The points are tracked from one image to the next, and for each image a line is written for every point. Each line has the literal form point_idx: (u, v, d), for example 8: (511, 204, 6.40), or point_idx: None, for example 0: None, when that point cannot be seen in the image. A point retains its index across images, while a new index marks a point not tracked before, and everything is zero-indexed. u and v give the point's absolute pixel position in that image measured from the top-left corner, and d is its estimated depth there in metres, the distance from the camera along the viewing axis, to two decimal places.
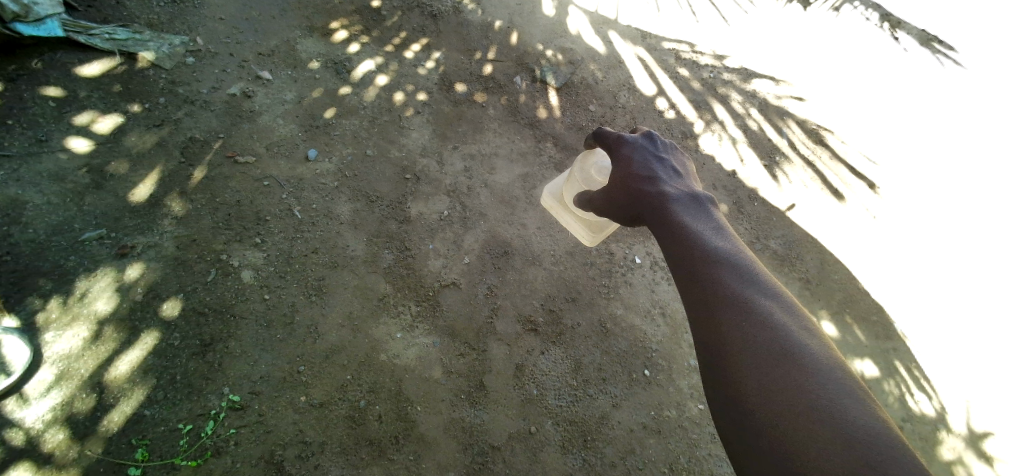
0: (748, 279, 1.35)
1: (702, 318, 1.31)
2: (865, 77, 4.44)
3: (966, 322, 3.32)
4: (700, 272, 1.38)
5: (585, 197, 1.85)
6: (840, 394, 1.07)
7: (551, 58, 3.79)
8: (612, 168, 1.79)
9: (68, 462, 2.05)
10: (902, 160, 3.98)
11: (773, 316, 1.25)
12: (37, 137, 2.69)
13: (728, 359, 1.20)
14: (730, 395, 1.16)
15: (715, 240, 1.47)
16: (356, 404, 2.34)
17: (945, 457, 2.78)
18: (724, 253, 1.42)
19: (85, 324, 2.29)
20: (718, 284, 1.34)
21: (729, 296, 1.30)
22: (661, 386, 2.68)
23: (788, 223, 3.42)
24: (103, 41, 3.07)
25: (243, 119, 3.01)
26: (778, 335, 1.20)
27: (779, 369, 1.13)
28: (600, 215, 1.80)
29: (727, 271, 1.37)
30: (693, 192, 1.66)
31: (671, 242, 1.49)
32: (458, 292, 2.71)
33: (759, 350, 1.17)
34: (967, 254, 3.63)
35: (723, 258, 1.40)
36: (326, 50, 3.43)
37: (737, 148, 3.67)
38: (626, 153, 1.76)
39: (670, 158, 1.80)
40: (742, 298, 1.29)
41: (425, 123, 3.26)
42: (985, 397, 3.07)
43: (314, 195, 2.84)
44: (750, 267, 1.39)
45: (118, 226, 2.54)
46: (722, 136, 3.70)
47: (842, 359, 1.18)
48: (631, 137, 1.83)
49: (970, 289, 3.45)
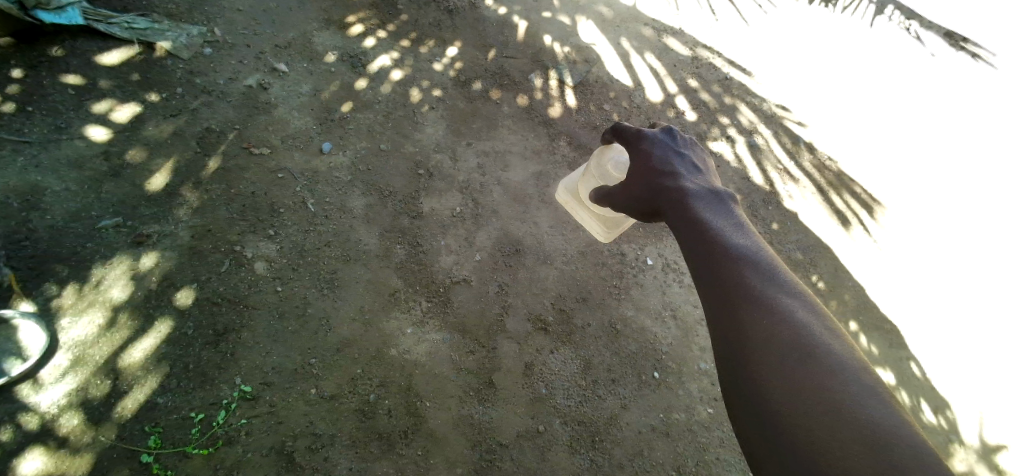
0: (769, 277, 1.34)
1: (720, 316, 1.31)
2: (884, 83, 4.39)
3: (984, 334, 3.28)
4: (721, 270, 1.38)
5: (603, 192, 1.86)
6: (862, 395, 1.06)
7: (566, 56, 3.77)
8: (631, 163, 1.79)
9: (83, 447, 2.07)
10: (921, 168, 3.94)
11: (794, 315, 1.24)
12: (56, 124, 2.72)
13: (745, 357, 1.20)
14: (747, 392, 1.16)
15: (735, 237, 1.46)
16: (366, 398, 2.36)
17: (957, 469, 2.75)
18: (744, 250, 1.42)
19: (100, 310, 2.32)
20: (737, 282, 1.34)
21: (748, 294, 1.30)
22: (671, 389, 2.68)
23: (803, 228, 3.39)
24: (123, 30, 3.08)
25: (260, 110, 3.02)
26: (799, 334, 1.19)
27: (798, 367, 1.13)
28: (618, 210, 1.81)
29: (747, 269, 1.36)
30: (713, 188, 1.65)
31: (691, 239, 1.49)
32: (469, 289, 2.71)
33: (778, 348, 1.17)
34: (986, 264, 3.58)
35: (744, 256, 1.40)
36: (343, 44, 3.43)
37: (735, 148, 3.64)
38: (645, 148, 1.76)
39: (690, 153, 1.79)
40: (761, 296, 1.29)
41: (440, 119, 3.26)
42: (997, 409, 3.04)
43: (328, 188, 2.85)
44: (771, 266, 1.38)
45: (135, 215, 2.56)
46: (725, 138, 3.67)
47: (866, 360, 1.16)
48: (650, 131, 1.82)
49: (989, 300, 3.41)
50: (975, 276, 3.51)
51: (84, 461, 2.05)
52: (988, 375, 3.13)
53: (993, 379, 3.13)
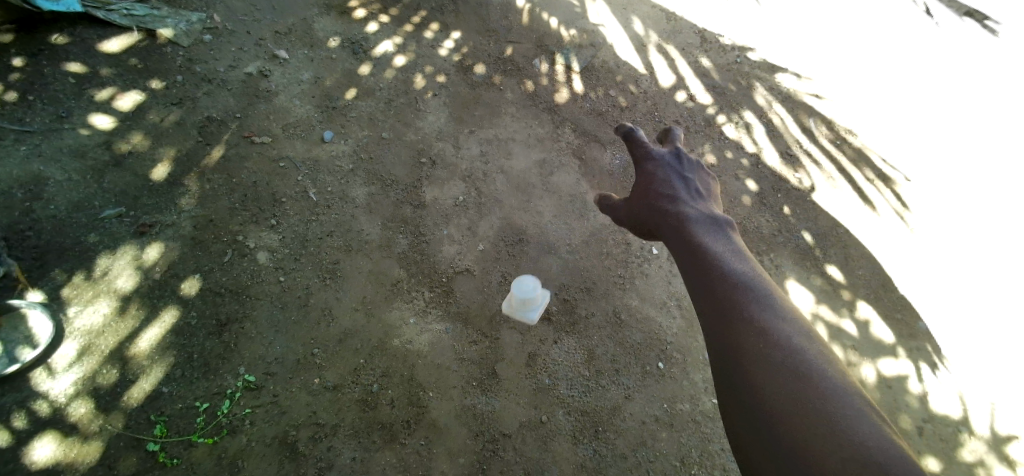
0: (764, 297, 1.32)
1: (716, 331, 1.28)
2: (900, 67, 4.28)
3: (1009, 322, 3.17)
4: (718, 286, 1.36)
5: (606, 204, 1.90)
6: (857, 416, 1.03)
7: (571, 41, 3.75)
8: (636, 181, 1.85)
9: (91, 434, 2.07)
10: (940, 154, 3.83)
11: (787, 337, 1.21)
12: (58, 113, 2.70)
13: (746, 372, 1.16)
14: (747, 405, 1.12)
15: (731, 259, 1.46)
16: (369, 388, 2.36)
17: (967, 460, 2.67)
18: (739, 271, 1.40)
19: (107, 300, 2.32)
20: (734, 299, 1.31)
21: (745, 312, 1.28)
22: (675, 379, 2.64)
23: (813, 215, 3.32)
24: (122, 17, 3.05)
25: (260, 99, 3.00)
26: (795, 354, 1.16)
27: (795, 386, 1.09)
28: (619, 223, 1.86)
29: (743, 289, 1.34)
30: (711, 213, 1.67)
31: (690, 255, 1.49)
32: (471, 280, 2.70)
33: (776, 366, 1.14)
34: (1017, 250, 3.46)
35: (739, 276, 1.38)
36: (344, 29, 3.41)
37: (753, 134, 3.60)
38: (650, 169, 1.83)
39: (693, 177, 1.81)
40: (760, 312, 1.28)
41: (442, 106, 3.23)
42: (1016, 399, 2.94)
43: (330, 178, 2.83)
44: (765, 288, 1.36)
45: (137, 205, 2.56)
46: (742, 125, 3.63)
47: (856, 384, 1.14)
48: (658, 152, 1.88)
49: (1015, 288, 3.31)
50: (1001, 263, 3.39)
51: (93, 448, 2.05)
52: (1013, 366, 3.04)
53: (1019, 369, 3.03)
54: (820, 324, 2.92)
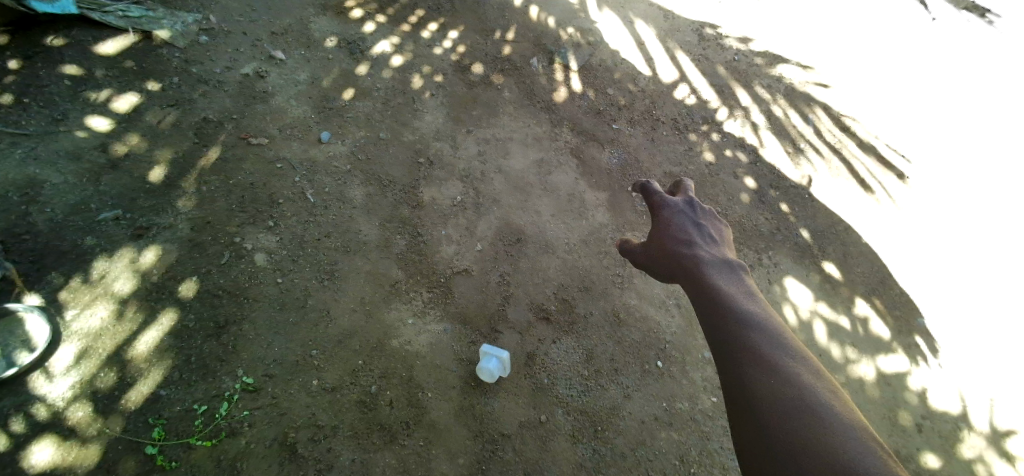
0: (777, 343, 1.29)
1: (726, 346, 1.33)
2: (898, 65, 4.28)
3: (1009, 317, 3.17)
4: (731, 333, 1.32)
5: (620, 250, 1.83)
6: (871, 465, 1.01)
7: (569, 40, 3.74)
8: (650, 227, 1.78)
9: (90, 438, 2.06)
10: (939, 151, 3.83)
11: (801, 382, 1.18)
12: (54, 116, 2.68)
13: (759, 416, 1.15)
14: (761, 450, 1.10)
15: (744, 304, 1.41)
16: (368, 389, 2.35)
17: (966, 456, 2.66)
18: (753, 317, 1.36)
19: (104, 303, 2.32)
20: (748, 346, 1.28)
21: (758, 356, 1.25)
22: (674, 377, 2.64)
23: (812, 212, 3.32)
24: (117, 19, 3.04)
25: (257, 100, 2.99)
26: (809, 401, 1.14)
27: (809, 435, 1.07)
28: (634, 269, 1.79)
29: (756, 335, 1.30)
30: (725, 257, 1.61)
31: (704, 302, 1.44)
32: (469, 280, 2.70)
33: (789, 412, 1.12)
34: (1016, 246, 3.46)
35: (753, 322, 1.34)
36: (340, 29, 3.40)
37: (759, 135, 3.60)
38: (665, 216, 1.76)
39: (709, 224, 1.74)
40: (768, 334, 1.31)
41: (440, 106, 3.23)
42: (1016, 395, 2.93)
43: (327, 178, 2.83)
44: (779, 333, 1.32)
45: (134, 207, 2.55)
46: (745, 123, 3.63)
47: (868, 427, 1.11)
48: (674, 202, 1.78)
49: (1015, 283, 3.31)
50: (1003, 259, 3.39)
51: (92, 452, 2.04)
52: (1015, 361, 3.04)
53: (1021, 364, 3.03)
54: (818, 321, 2.91)
